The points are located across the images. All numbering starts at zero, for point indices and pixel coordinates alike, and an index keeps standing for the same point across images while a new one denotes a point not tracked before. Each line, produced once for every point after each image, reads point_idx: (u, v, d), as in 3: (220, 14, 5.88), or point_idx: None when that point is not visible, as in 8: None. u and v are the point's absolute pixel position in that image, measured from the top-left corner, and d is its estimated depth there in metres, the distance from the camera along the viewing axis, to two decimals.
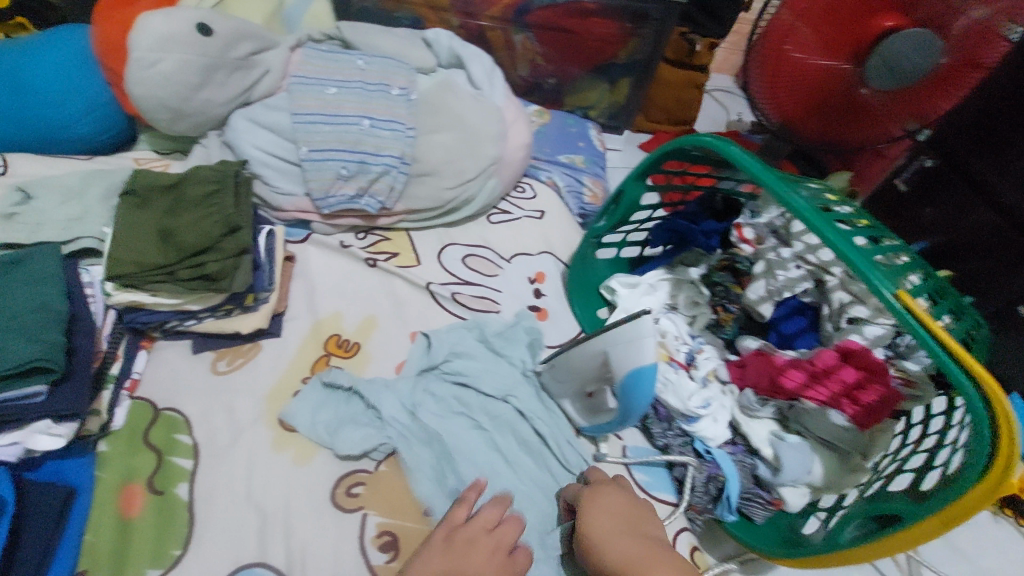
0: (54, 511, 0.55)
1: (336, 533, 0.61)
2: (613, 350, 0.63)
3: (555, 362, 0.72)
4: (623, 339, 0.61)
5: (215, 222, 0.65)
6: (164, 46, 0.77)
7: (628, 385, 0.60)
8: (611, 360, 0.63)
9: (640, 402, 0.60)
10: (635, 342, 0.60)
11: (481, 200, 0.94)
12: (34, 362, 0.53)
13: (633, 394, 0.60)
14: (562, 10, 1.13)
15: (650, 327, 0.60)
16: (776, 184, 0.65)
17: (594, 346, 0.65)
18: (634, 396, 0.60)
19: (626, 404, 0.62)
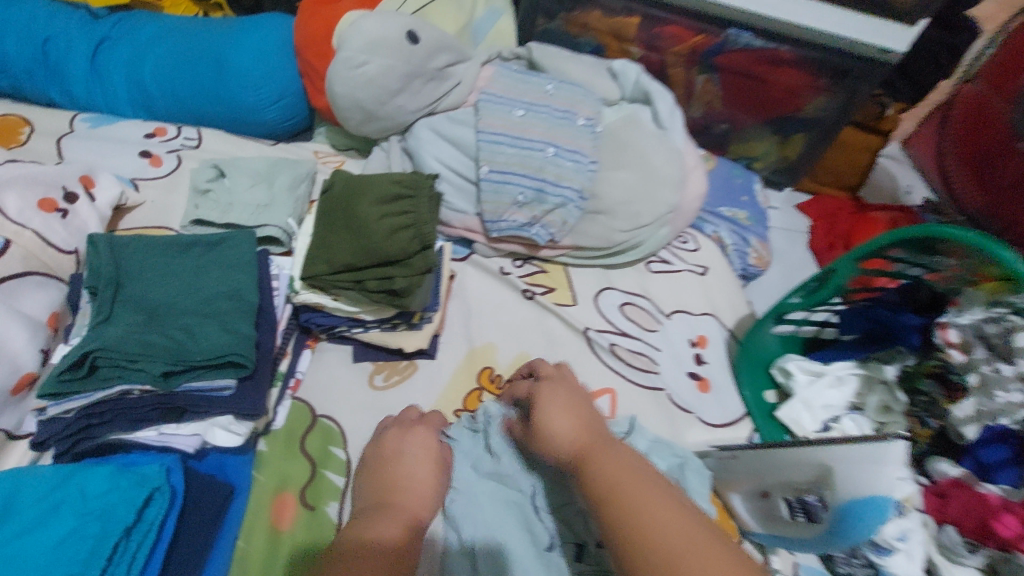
0: (215, 509, 0.53)
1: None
2: (839, 465, 0.53)
3: (740, 455, 0.63)
4: (857, 453, 0.53)
5: (411, 236, 0.61)
6: (373, 49, 0.77)
7: (854, 505, 0.52)
8: (837, 477, 0.53)
9: (862, 528, 0.51)
10: (875, 464, 0.52)
11: (648, 246, 0.87)
12: (230, 356, 0.52)
13: (853, 515, 0.51)
14: (754, 55, 1.04)
15: (903, 453, 0.51)
16: (1002, 248, 0.58)
17: (811, 454, 0.56)
18: (856, 519, 0.51)
19: (846, 532, 0.52)
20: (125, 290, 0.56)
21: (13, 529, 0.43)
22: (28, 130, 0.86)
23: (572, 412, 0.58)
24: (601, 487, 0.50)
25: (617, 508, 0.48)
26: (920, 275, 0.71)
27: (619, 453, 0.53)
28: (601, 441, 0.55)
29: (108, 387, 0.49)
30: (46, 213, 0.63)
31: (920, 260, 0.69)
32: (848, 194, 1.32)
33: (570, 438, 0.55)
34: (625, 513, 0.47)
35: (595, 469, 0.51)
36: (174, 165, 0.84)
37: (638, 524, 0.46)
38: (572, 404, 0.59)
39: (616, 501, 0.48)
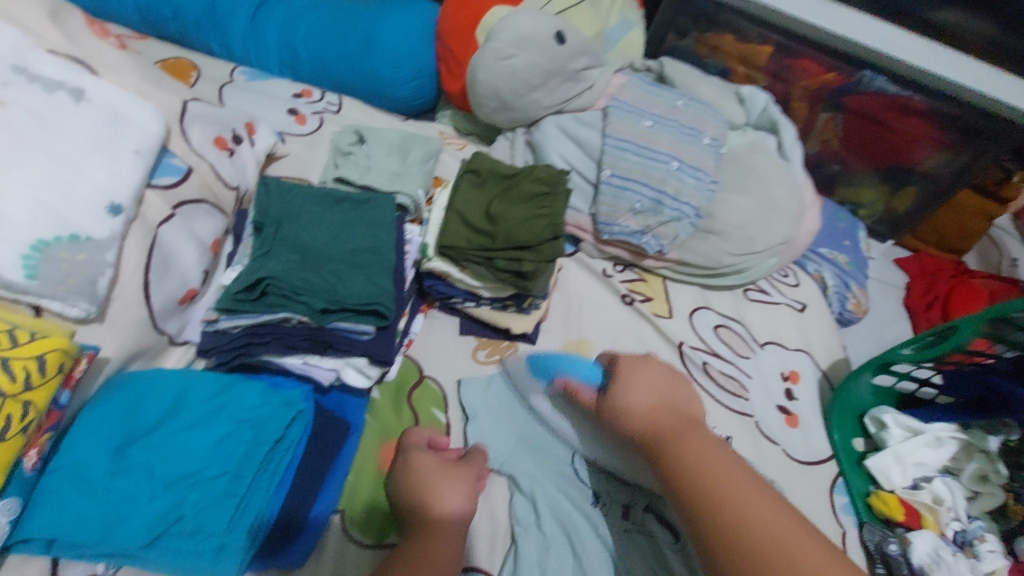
0: (336, 440, 0.57)
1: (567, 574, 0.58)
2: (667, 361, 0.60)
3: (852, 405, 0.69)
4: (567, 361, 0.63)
5: (544, 224, 0.65)
6: (522, 44, 0.81)
7: (547, 368, 0.64)
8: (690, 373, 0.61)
9: (563, 369, 0.62)
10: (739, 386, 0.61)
11: (753, 274, 0.87)
12: (376, 305, 0.56)
13: (546, 375, 0.64)
14: (888, 100, 1.02)
15: None
16: None
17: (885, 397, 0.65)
18: (559, 367, 0.63)
19: None
20: (285, 230, 0.61)
21: (182, 422, 0.49)
22: (194, 73, 0.94)
23: (661, 406, 0.50)
24: (693, 464, 0.44)
25: (723, 503, 0.41)
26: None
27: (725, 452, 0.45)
28: (689, 426, 0.48)
29: (273, 312, 0.54)
30: (219, 149, 0.69)
31: None
32: (951, 256, 1.27)
33: (649, 418, 0.49)
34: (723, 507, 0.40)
35: (675, 460, 0.45)
36: (317, 125, 0.90)
37: (688, 462, 0.44)
38: (661, 379, 0.52)
39: (674, 447, 0.46)
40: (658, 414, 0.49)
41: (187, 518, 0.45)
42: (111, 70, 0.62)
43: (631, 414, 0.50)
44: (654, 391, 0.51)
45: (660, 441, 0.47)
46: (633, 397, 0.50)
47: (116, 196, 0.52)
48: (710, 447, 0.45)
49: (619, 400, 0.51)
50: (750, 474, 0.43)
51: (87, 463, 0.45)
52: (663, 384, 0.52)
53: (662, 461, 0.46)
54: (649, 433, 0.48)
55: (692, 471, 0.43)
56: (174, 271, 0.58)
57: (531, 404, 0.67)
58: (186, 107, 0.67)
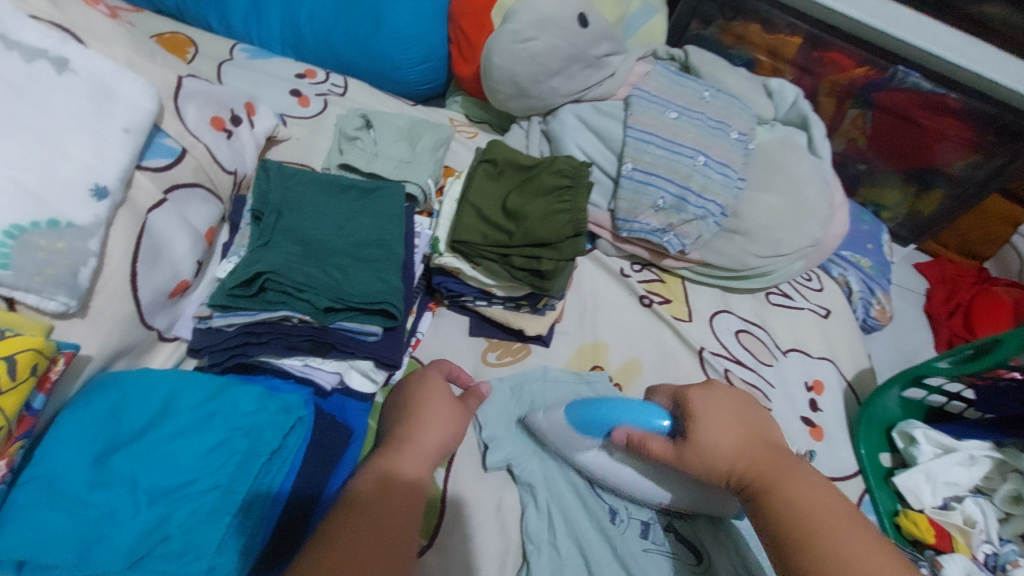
0: (337, 447, 0.52)
1: None
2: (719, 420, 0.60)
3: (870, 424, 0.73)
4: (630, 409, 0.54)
5: (567, 220, 0.60)
6: (543, 26, 0.76)
7: (595, 424, 0.55)
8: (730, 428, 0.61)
9: (621, 419, 0.54)
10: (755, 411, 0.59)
11: (777, 276, 0.83)
12: (384, 305, 0.52)
13: (600, 428, 0.55)
14: (919, 98, 0.98)
15: None
16: None
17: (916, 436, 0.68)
18: (611, 421, 0.54)
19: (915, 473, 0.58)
20: (285, 219, 0.57)
21: (168, 430, 0.44)
22: (192, 50, 0.89)
23: (751, 440, 0.51)
24: (798, 506, 0.46)
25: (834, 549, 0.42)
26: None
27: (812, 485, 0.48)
28: (782, 461, 0.50)
29: (272, 310, 0.50)
30: (215, 131, 0.64)
31: None
32: (973, 262, 1.22)
33: (741, 454, 0.50)
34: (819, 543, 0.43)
35: (782, 502, 0.46)
36: (321, 108, 0.85)
37: (796, 504, 0.46)
38: (738, 409, 0.53)
39: (776, 489, 0.47)
40: (749, 449, 0.50)
41: (172, 537, 0.40)
42: (99, 40, 0.56)
43: (716, 457, 0.50)
44: (738, 424, 0.52)
45: (761, 481, 0.48)
46: (721, 431, 0.51)
47: (102, 178, 0.47)
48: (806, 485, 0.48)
49: (702, 433, 0.50)
50: (850, 511, 0.46)
51: (63, 475, 0.40)
52: (742, 414, 0.53)
53: (767, 502, 0.47)
54: (742, 471, 0.50)
55: (800, 514, 0.45)
56: (164, 261, 0.53)
57: (574, 454, 0.59)
58: (182, 84, 0.62)
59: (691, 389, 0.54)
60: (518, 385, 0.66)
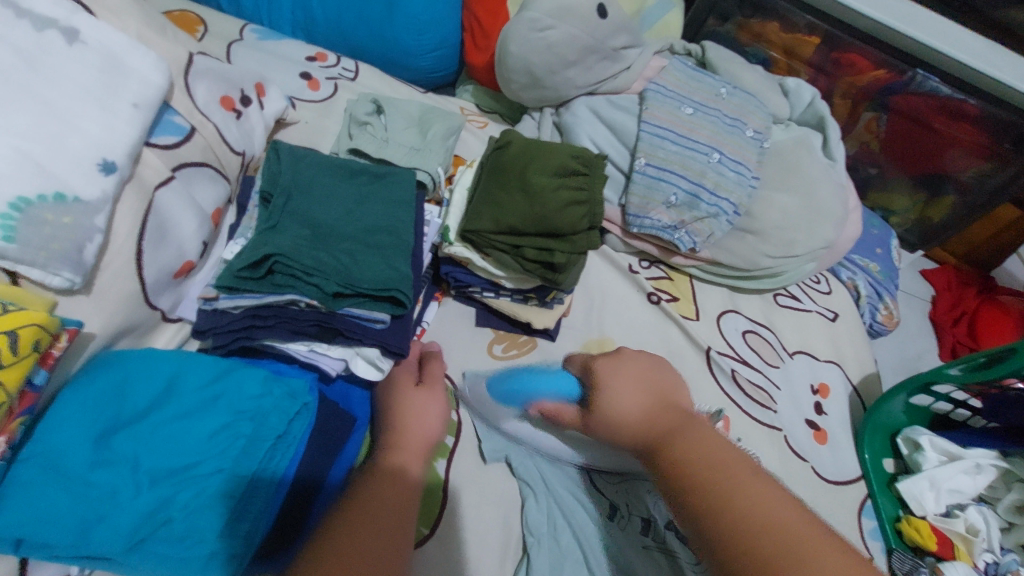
0: (342, 434, 0.51)
1: None
2: None
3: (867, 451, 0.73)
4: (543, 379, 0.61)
5: (582, 213, 0.59)
6: (561, 15, 0.75)
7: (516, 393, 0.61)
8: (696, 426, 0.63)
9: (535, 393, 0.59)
10: None
11: (787, 278, 0.82)
12: (393, 292, 0.51)
13: (517, 401, 0.60)
14: (936, 102, 0.97)
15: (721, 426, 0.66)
16: None
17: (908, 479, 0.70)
18: (531, 391, 0.60)
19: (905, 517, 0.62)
20: (295, 202, 0.55)
21: (172, 411, 0.44)
22: (202, 28, 0.87)
23: (651, 396, 0.52)
24: (693, 457, 0.43)
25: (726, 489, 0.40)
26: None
27: (717, 443, 0.45)
28: (685, 417, 0.49)
29: (279, 294, 0.49)
30: (225, 110, 0.63)
31: None
32: (980, 271, 1.21)
33: (643, 408, 0.51)
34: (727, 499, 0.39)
35: (672, 453, 0.45)
36: (331, 92, 0.84)
37: (685, 448, 0.45)
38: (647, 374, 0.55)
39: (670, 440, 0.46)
40: (650, 412, 0.50)
41: (176, 520, 0.40)
42: (110, 12, 0.55)
43: (619, 421, 0.50)
44: (641, 384, 0.53)
45: (663, 440, 0.47)
46: (624, 386, 0.53)
47: (110, 152, 0.46)
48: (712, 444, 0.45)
49: (609, 387, 0.52)
50: (747, 463, 0.43)
51: (64, 454, 0.40)
52: (649, 379, 0.54)
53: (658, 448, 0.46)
54: (648, 437, 0.48)
55: (703, 470, 0.42)
56: (171, 241, 0.52)
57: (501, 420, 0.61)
58: (192, 61, 0.61)
59: (600, 362, 0.56)
60: None
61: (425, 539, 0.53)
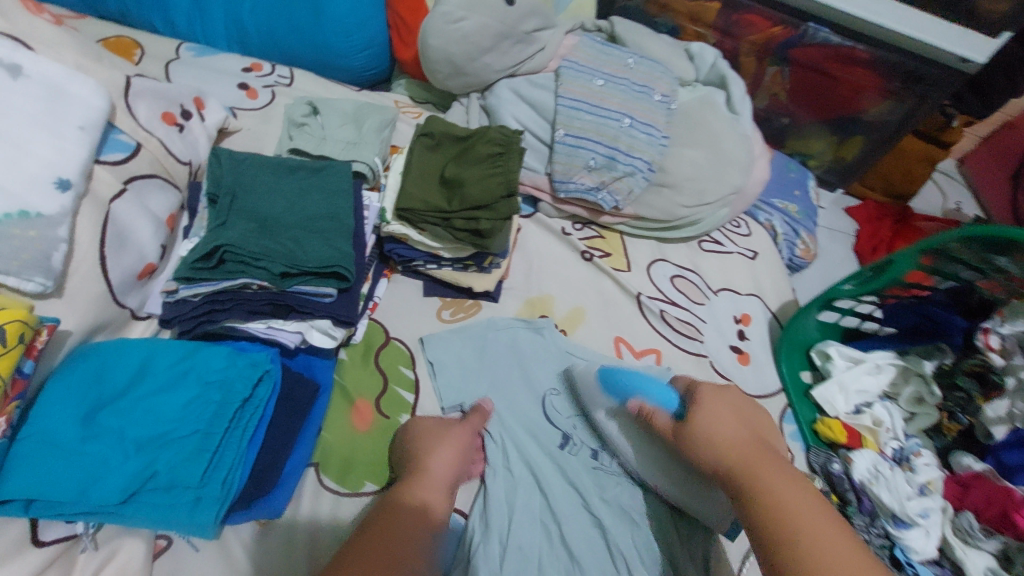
0: (305, 399, 0.58)
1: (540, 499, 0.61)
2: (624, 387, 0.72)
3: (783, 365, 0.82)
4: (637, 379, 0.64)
5: (499, 182, 0.67)
6: (472, 7, 0.82)
7: (622, 388, 0.64)
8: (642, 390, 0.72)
9: (637, 390, 0.62)
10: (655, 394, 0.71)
11: (706, 224, 0.91)
12: (335, 267, 0.58)
13: (620, 394, 0.64)
14: (830, 51, 1.06)
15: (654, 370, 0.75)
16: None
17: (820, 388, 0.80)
18: (633, 388, 0.63)
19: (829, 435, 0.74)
20: (240, 200, 0.62)
21: (148, 387, 0.50)
22: (138, 52, 0.92)
23: (736, 429, 0.54)
24: (769, 493, 0.47)
25: (796, 534, 0.44)
26: (973, 279, 0.73)
27: (789, 479, 0.49)
28: (770, 454, 0.52)
29: (232, 279, 0.56)
30: (168, 125, 0.69)
31: (977, 264, 0.70)
32: (898, 202, 1.32)
33: (728, 445, 0.52)
34: (799, 540, 0.43)
35: (757, 486, 0.48)
36: (269, 99, 0.89)
37: (768, 489, 0.48)
38: (737, 409, 0.56)
39: (752, 474, 0.49)
40: (743, 440, 0.53)
41: (160, 475, 0.47)
42: (48, 46, 0.60)
43: (705, 440, 0.53)
44: (733, 421, 0.55)
45: (742, 472, 0.50)
46: (712, 426, 0.54)
47: (64, 171, 0.52)
48: (789, 481, 0.48)
49: (702, 432, 0.54)
50: (824, 508, 0.46)
51: (57, 430, 0.46)
52: (742, 413, 0.56)
53: (751, 504, 0.48)
54: (729, 461, 0.51)
55: (772, 511, 0.46)
56: (130, 246, 0.58)
57: (599, 419, 0.67)
58: (130, 83, 0.66)
59: (703, 385, 0.58)
60: (469, 338, 0.72)
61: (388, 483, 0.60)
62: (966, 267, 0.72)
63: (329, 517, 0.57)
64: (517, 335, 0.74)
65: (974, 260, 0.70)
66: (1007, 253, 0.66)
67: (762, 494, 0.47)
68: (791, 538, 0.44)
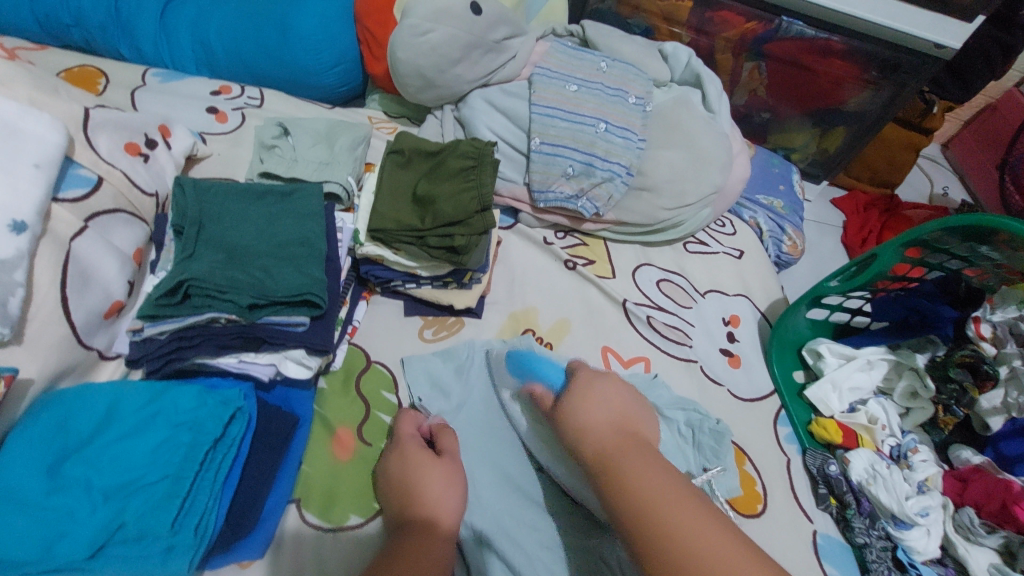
0: (285, 433, 0.57)
1: (532, 522, 0.60)
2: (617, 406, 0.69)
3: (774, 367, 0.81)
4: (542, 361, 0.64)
5: (472, 197, 0.65)
6: (438, 18, 0.80)
7: (522, 371, 0.64)
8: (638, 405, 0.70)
9: (535, 375, 0.62)
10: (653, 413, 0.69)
11: (689, 226, 0.90)
12: (307, 295, 0.57)
13: (523, 373, 0.64)
14: (805, 44, 1.05)
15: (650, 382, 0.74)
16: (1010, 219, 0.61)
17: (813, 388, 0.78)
18: (535, 371, 0.63)
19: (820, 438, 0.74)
20: (207, 231, 0.60)
21: (114, 433, 0.48)
22: (103, 81, 0.90)
23: (612, 417, 0.52)
24: (633, 482, 0.45)
25: (655, 517, 0.42)
26: (960, 268, 0.73)
27: (660, 468, 0.47)
28: (638, 442, 0.50)
29: (199, 314, 0.54)
30: (131, 156, 0.67)
31: (962, 251, 0.70)
32: (885, 190, 1.31)
33: (600, 434, 0.50)
34: (654, 529, 0.41)
35: (620, 475, 0.46)
36: (239, 122, 0.88)
37: (631, 477, 0.46)
38: (614, 395, 0.55)
39: (618, 464, 0.47)
40: (612, 424, 0.51)
41: (128, 525, 0.45)
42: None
43: (579, 424, 0.52)
44: (608, 407, 0.53)
45: (609, 464, 0.48)
46: (586, 411, 0.52)
47: (18, 213, 0.50)
48: (654, 466, 0.47)
49: (576, 422, 0.52)
50: (695, 498, 0.44)
51: (16, 485, 0.44)
52: (617, 402, 0.54)
53: (612, 490, 0.46)
54: (602, 446, 0.49)
55: (635, 497, 0.44)
56: (94, 285, 0.56)
57: (504, 400, 0.67)
58: (89, 115, 0.64)
59: (583, 372, 0.57)
60: (451, 358, 0.70)
61: (377, 512, 0.58)
62: (949, 255, 0.72)
63: (313, 553, 0.55)
64: (501, 352, 0.72)
65: (957, 247, 0.70)
66: (992, 240, 0.65)
67: (627, 485, 0.45)
68: (650, 527, 0.42)
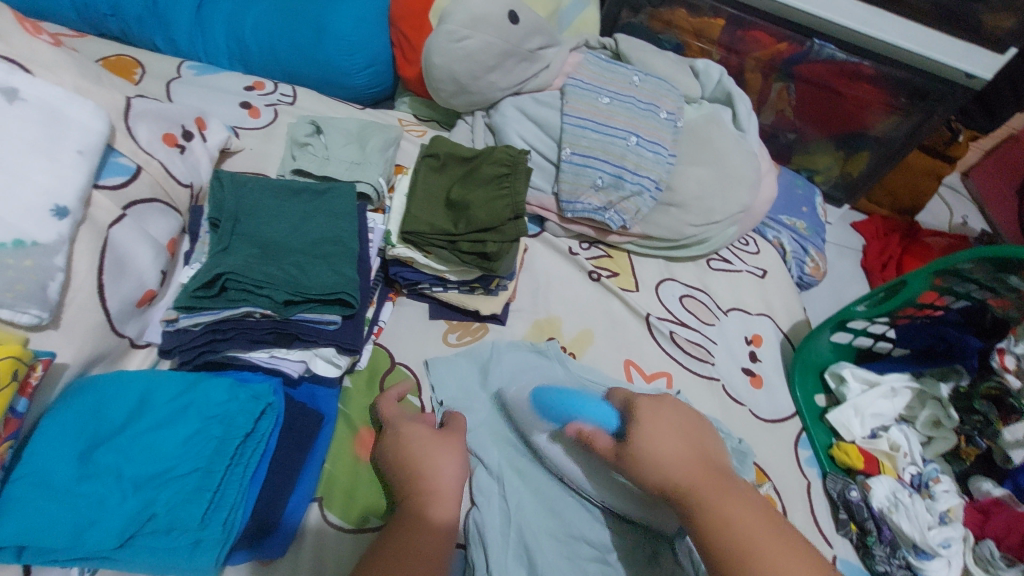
0: (310, 430, 0.57)
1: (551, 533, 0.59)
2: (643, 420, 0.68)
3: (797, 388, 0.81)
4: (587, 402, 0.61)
5: (506, 204, 0.65)
6: (475, 25, 0.81)
7: (559, 410, 0.62)
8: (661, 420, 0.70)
9: (579, 415, 0.59)
10: None
11: (714, 243, 0.89)
12: (340, 294, 0.56)
13: (562, 415, 0.62)
14: (835, 68, 1.05)
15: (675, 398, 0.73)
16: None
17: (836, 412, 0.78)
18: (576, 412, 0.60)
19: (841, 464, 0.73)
20: (242, 225, 0.60)
21: (148, 422, 0.48)
22: (139, 71, 0.91)
23: (686, 451, 0.51)
24: (729, 526, 0.46)
25: (751, 558, 0.44)
26: (984, 297, 0.72)
27: (750, 504, 0.48)
28: (721, 477, 0.50)
29: (234, 307, 0.54)
30: (168, 147, 0.67)
31: (986, 282, 0.69)
32: (905, 216, 1.30)
33: (677, 469, 0.50)
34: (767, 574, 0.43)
35: (714, 511, 0.47)
36: (272, 118, 0.88)
37: (726, 518, 0.46)
38: (682, 426, 0.54)
39: (712, 505, 0.47)
40: (688, 458, 0.51)
41: (159, 516, 0.45)
42: (46, 69, 0.59)
43: (652, 461, 0.51)
44: (679, 437, 0.52)
45: (697, 501, 0.48)
46: (655, 443, 0.51)
47: (62, 198, 0.51)
48: (746, 507, 0.47)
49: (648, 457, 0.51)
50: (786, 532, 0.46)
51: (50, 470, 0.44)
52: (689, 432, 0.53)
53: (710, 534, 0.46)
54: (682, 482, 0.49)
55: (736, 541, 0.45)
56: (129, 273, 0.57)
57: (538, 443, 0.63)
58: (130, 105, 0.65)
59: (642, 400, 0.56)
60: (477, 362, 0.70)
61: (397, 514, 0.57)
62: (970, 285, 0.71)
63: (333, 554, 0.55)
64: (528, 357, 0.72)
65: (978, 278, 0.69)
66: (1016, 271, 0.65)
67: (725, 527, 0.46)
68: (762, 575, 0.43)
